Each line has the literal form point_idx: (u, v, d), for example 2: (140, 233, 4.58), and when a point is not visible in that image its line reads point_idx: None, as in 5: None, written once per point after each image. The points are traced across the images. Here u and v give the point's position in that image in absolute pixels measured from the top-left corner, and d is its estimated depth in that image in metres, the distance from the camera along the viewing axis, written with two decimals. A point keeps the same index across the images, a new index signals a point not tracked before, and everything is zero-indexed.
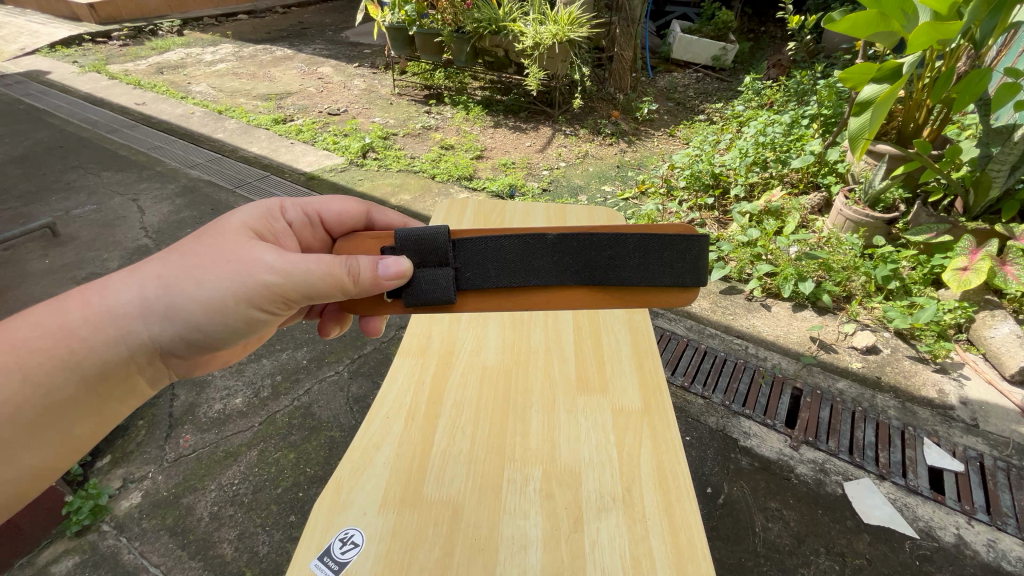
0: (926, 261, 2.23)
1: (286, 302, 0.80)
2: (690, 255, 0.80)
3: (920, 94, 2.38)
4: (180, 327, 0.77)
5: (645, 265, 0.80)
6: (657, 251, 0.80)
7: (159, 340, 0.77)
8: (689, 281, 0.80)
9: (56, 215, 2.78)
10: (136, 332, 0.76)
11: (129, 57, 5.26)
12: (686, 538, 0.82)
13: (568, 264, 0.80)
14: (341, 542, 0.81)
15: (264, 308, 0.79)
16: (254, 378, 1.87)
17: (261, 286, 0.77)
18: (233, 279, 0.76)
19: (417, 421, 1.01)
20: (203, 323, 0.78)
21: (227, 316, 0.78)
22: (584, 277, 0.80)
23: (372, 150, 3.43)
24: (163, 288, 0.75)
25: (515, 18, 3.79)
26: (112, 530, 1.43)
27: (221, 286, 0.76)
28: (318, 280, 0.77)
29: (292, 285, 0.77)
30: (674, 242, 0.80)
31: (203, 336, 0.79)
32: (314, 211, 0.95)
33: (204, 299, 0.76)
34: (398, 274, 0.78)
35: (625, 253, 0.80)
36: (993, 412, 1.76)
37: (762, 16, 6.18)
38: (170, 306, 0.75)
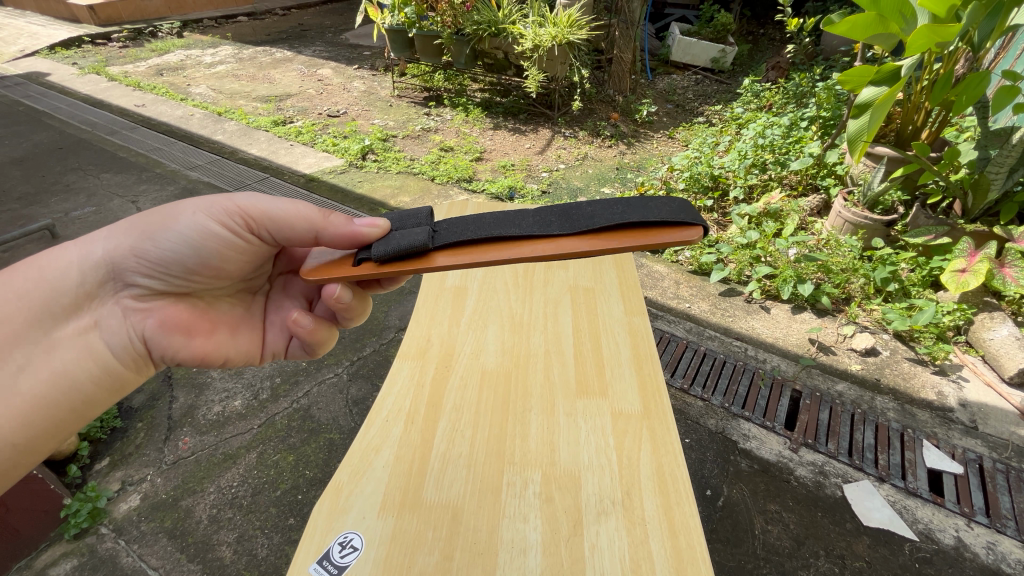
0: (925, 263, 2.24)
1: (243, 220, 0.89)
2: (674, 207, 0.70)
3: (918, 97, 2.40)
4: (134, 241, 0.86)
5: (627, 212, 0.71)
6: (641, 202, 0.72)
7: (112, 257, 0.86)
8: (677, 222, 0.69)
9: (56, 216, 2.78)
10: (90, 256, 0.85)
11: (130, 58, 5.26)
12: (685, 541, 0.82)
13: (551, 221, 0.74)
14: (341, 546, 0.81)
15: (222, 223, 0.89)
16: (254, 380, 1.87)
17: (225, 202, 0.89)
18: (204, 200, 0.89)
19: (417, 424, 1.01)
20: (157, 234, 0.86)
21: (187, 232, 0.87)
22: (564, 226, 0.73)
23: (372, 152, 3.44)
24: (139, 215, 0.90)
25: (514, 21, 3.79)
26: (111, 533, 1.43)
27: (191, 206, 0.89)
28: (282, 203, 0.89)
29: (255, 203, 0.89)
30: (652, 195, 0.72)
31: (157, 251, 0.86)
32: None
33: (169, 216, 0.87)
34: (372, 225, 0.84)
35: (608, 205, 0.73)
36: (992, 414, 1.76)
37: (762, 18, 6.20)
38: (138, 223, 0.87)
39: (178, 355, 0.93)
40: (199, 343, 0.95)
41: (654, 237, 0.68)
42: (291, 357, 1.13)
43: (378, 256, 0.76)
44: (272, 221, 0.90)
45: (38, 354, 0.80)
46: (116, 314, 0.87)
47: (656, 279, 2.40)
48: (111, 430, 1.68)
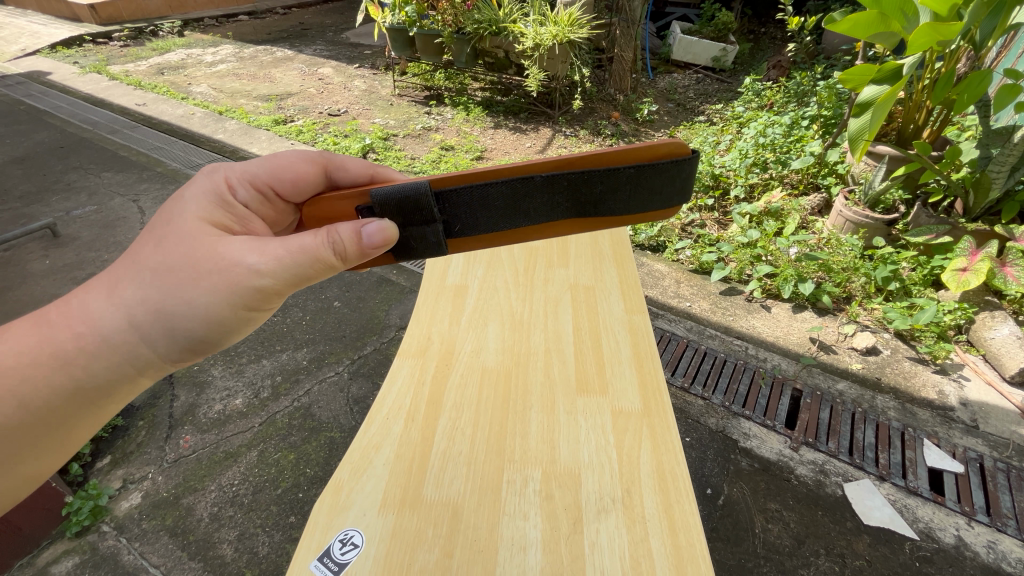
0: (926, 262, 2.23)
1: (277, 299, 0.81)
2: (677, 177, 0.76)
3: (920, 95, 2.38)
4: (186, 342, 0.77)
5: (632, 191, 0.75)
6: (649, 181, 0.75)
7: (163, 355, 0.77)
8: (676, 199, 0.78)
9: (57, 215, 2.79)
10: (140, 353, 0.75)
11: (131, 57, 5.28)
12: (685, 539, 0.82)
13: (560, 200, 0.76)
14: (341, 542, 0.81)
15: (263, 307, 0.80)
16: (255, 379, 1.88)
17: (254, 292, 0.76)
18: (231, 293, 0.76)
19: (417, 422, 1.01)
20: (208, 334, 0.78)
21: (228, 325, 0.79)
22: (574, 211, 0.78)
23: (372, 150, 3.44)
24: (159, 303, 0.74)
25: (515, 19, 3.79)
26: (113, 531, 1.43)
27: (220, 299, 0.76)
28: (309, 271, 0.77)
29: (283, 283, 0.78)
30: (665, 168, 0.74)
31: (208, 343, 0.80)
32: (265, 186, 0.88)
33: (202, 315, 0.76)
34: (384, 240, 0.75)
35: (615, 183, 0.74)
36: (993, 413, 1.76)
37: (762, 17, 6.20)
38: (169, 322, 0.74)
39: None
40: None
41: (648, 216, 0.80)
42: None
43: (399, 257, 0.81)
44: (301, 286, 0.81)
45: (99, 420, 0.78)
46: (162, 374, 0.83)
47: (657, 278, 2.40)
48: (112, 428, 1.69)
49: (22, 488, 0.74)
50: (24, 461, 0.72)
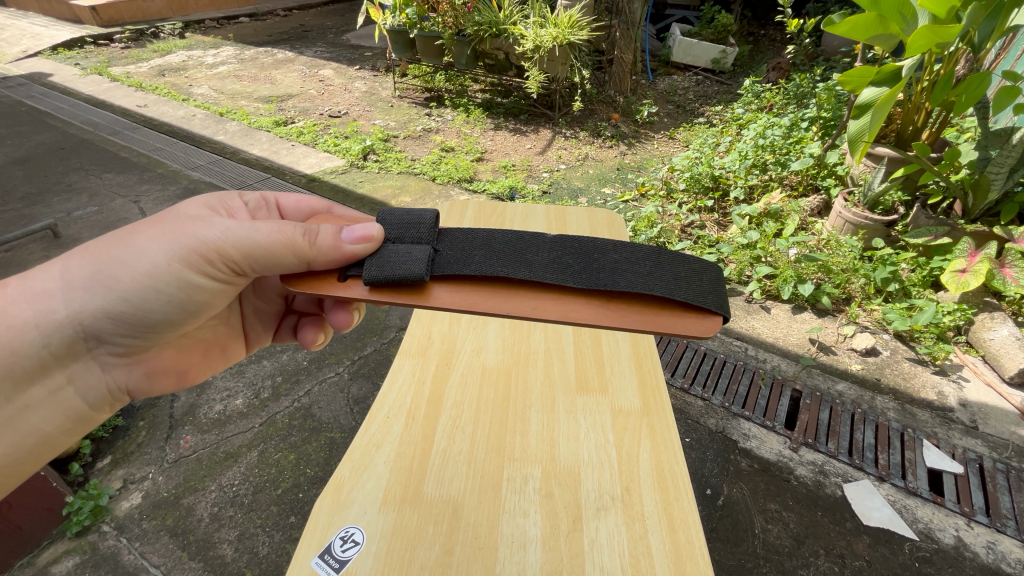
0: (926, 263, 2.24)
1: (221, 262, 0.84)
2: (704, 283, 0.74)
3: (918, 97, 2.40)
4: (104, 299, 0.83)
5: (656, 270, 0.73)
6: (669, 269, 0.74)
7: (80, 315, 0.83)
8: (712, 307, 0.71)
9: (58, 216, 2.79)
10: (54, 312, 0.82)
11: (132, 59, 5.28)
12: (685, 537, 0.82)
13: (566, 261, 0.75)
14: (342, 540, 0.82)
15: (200, 270, 0.84)
16: (255, 380, 1.88)
17: (200, 246, 0.82)
18: (171, 241, 0.82)
19: (417, 420, 1.02)
20: (134, 293, 0.83)
21: (159, 280, 0.83)
22: (583, 277, 0.73)
23: (372, 152, 3.44)
24: (87, 266, 0.83)
25: (515, 22, 3.80)
26: (113, 531, 1.43)
27: (159, 250, 0.82)
28: (271, 243, 0.78)
29: (231, 243, 0.81)
30: (689, 261, 0.76)
31: (133, 308, 0.85)
32: (271, 197, 1.04)
33: (126, 275, 0.82)
34: (363, 239, 0.78)
35: (634, 265, 0.74)
36: (993, 414, 1.77)
37: (762, 19, 6.21)
38: (97, 278, 0.83)
39: (168, 388, 1.05)
40: (185, 370, 1.06)
41: (672, 321, 0.69)
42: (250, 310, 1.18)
43: (367, 277, 0.73)
44: (248, 258, 0.82)
45: (8, 430, 0.81)
46: (91, 369, 0.91)
47: None
48: (113, 428, 1.69)
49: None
50: None
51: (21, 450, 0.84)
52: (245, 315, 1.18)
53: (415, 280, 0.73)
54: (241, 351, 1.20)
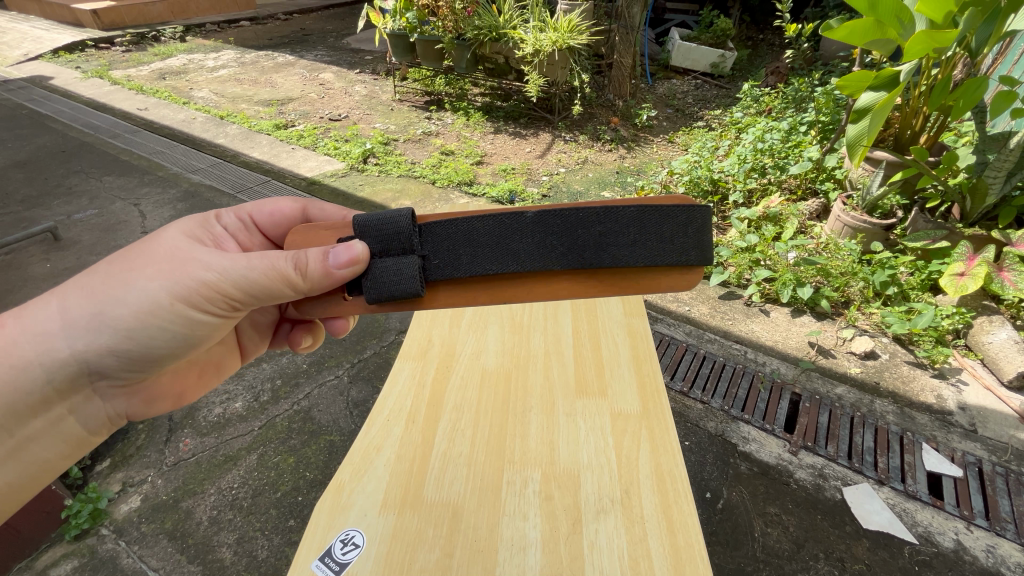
0: (924, 267, 2.25)
1: (222, 300, 0.85)
2: (688, 236, 0.74)
3: (916, 101, 2.42)
4: (107, 338, 0.84)
5: (640, 235, 0.73)
6: (654, 229, 0.74)
7: (82, 353, 0.84)
8: (694, 260, 0.74)
9: (58, 219, 2.79)
10: (57, 349, 0.83)
11: (133, 62, 5.30)
12: (683, 539, 0.83)
13: (552, 244, 0.73)
14: (342, 543, 0.82)
15: (201, 307, 0.85)
16: (254, 382, 1.88)
17: (199, 285, 0.83)
18: (169, 279, 0.82)
19: (418, 423, 1.02)
20: (137, 330, 0.84)
21: (160, 317, 0.84)
22: (572, 261, 0.73)
23: (373, 156, 3.46)
24: (87, 305, 0.83)
25: (515, 26, 3.82)
26: (112, 534, 1.43)
27: (158, 287, 0.82)
28: (268, 280, 0.79)
29: (229, 282, 0.82)
30: (675, 215, 0.74)
31: (135, 345, 0.86)
32: (246, 215, 1.02)
33: (127, 313, 0.83)
34: (351, 262, 0.75)
35: (619, 230, 0.73)
36: (991, 417, 1.77)
37: (761, 24, 6.24)
38: (99, 316, 0.83)
39: (165, 409, 1.06)
40: (181, 392, 1.07)
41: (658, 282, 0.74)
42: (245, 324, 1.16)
43: (370, 297, 0.76)
44: (247, 293, 0.83)
45: (12, 463, 0.84)
46: (92, 399, 0.92)
47: None
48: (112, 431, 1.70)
49: None
50: None
51: (22, 480, 0.87)
52: (241, 330, 1.16)
53: (411, 296, 0.74)
54: (238, 363, 1.19)
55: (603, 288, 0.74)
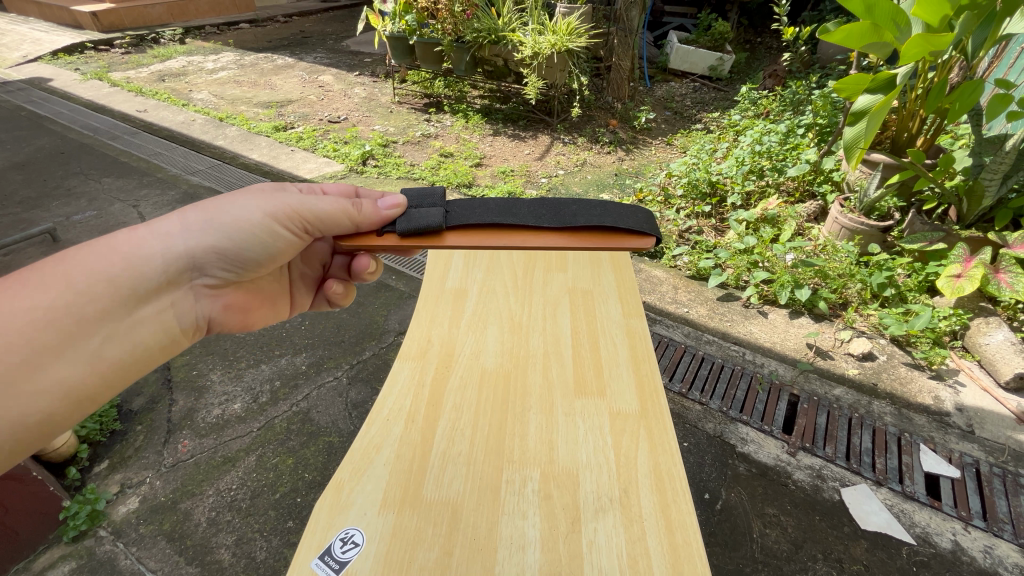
0: (921, 268, 2.26)
1: (302, 226, 0.91)
2: (641, 218, 0.86)
3: (912, 104, 2.44)
4: (219, 240, 0.86)
5: (603, 215, 0.85)
6: (614, 210, 0.87)
7: (195, 251, 0.84)
8: (647, 231, 0.84)
9: (57, 220, 2.79)
10: (175, 246, 0.83)
11: (132, 64, 5.31)
12: (681, 538, 0.83)
13: (542, 213, 0.87)
14: (341, 542, 0.82)
15: (283, 228, 0.90)
16: (254, 384, 1.88)
17: (288, 207, 0.89)
18: (265, 200, 0.89)
19: (417, 422, 1.02)
20: (239, 239, 0.88)
21: (255, 232, 0.88)
22: (554, 220, 0.85)
23: (372, 157, 3.47)
24: (198, 211, 0.86)
25: (514, 29, 3.83)
26: (110, 536, 1.43)
27: (255, 207, 0.88)
28: (333, 213, 0.89)
29: (308, 209, 0.89)
30: (626, 207, 0.88)
31: (239, 252, 0.88)
32: None
33: (235, 220, 0.87)
34: (395, 206, 0.90)
35: (590, 208, 0.87)
36: (988, 419, 1.77)
37: (758, 27, 6.27)
38: (209, 221, 0.85)
39: (241, 332, 1.01)
40: (256, 316, 1.04)
41: (623, 241, 0.83)
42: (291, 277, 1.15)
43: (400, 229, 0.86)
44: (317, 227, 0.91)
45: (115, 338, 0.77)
46: (191, 300, 0.87)
47: (656, 284, 2.41)
48: (110, 432, 1.69)
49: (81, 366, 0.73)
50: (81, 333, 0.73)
51: (117, 366, 0.77)
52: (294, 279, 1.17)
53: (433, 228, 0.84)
54: (286, 311, 1.15)
55: (578, 240, 0.83)
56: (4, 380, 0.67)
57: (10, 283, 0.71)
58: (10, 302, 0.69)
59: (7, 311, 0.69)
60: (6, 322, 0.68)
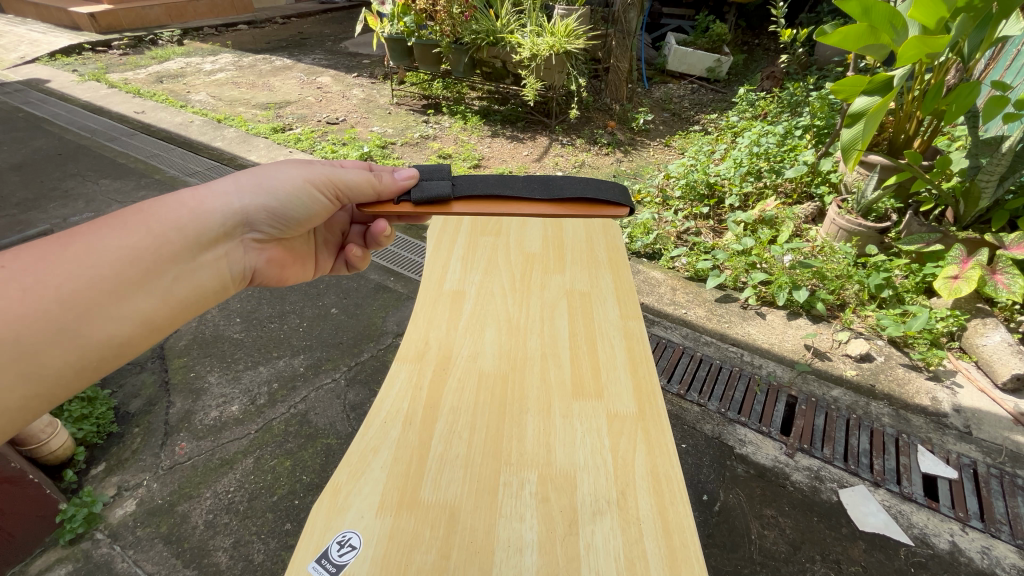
0: (918, 270, 2.26)
1: (334, 193, 1.02)
2: (616, 192, 1.00)
3: (909, 106, 2.44)
4: (267, 199, 0.96)
5: (585, 190, 0.99)
6: (595, 185, 1.00)
7: (247, 208, 0.94)
8: (622, 203, 0.98)
9: (54, 222, 2.78)
10: (229, 203, 0.92)
11: (129, 66, 5.30)
12: (679, 540, 0.83)
13: (534, 186, 1.00)
14: (339, 545, 0.82)
15: (320, 194, 1.01)
16: (251, 386, 1.88)
17: (326, 175, 1.00)
18: (305, 169, 0.99)
19: (414, 425, 1.02)
20: (283, 201, 0.97)
21: (299, 196, 0.98)
22: (544, 193, 0.98)
23: (370, 159, 3.47)
24: (249, 175, 0.95)
25: (512, 30, 3.84)
26: (106, 539, 1.42)
27: (295, 173, 0.98)
28: (360, 184, 1.01)
29: (342, 180, 1.00)
30: (604, 183, 1.00)
31: (283, 212, 0.98)
32: None
33: (282, 184, 0.97)
34: (410, 177, 1.03)
35: (575, 183, 1.00)
36: (985, 419, 1.78)
37: (756, 29, 6.28)
38: (260, 184, 0.95)
39: (276, 286, 1.08)
40: (288, 273, 1.11)
41: (601, 212, 0.96)
42: (319, 242, 1.24)
43: (415, 199, 0.99)
44: (347, 195, 1.02)
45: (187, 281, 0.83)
46: (243, 251, 0.94)
47: (653, 285, 2.41)
48: (107, 434, 1.69)
49: (157, 304, 0.78)
50: (151, 274, 0.78)
51: (186, 306, 0.83)
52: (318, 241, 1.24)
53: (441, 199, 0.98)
54: (310, 272, 1.21)
55: (562, 212, 0.97)
56: (93, 306, 0.72)
57: (95, 226, 0.77)
58: (96, 241, 0.75)
59: (95, 248, 0.75)
60: (95, 257, 0.74)
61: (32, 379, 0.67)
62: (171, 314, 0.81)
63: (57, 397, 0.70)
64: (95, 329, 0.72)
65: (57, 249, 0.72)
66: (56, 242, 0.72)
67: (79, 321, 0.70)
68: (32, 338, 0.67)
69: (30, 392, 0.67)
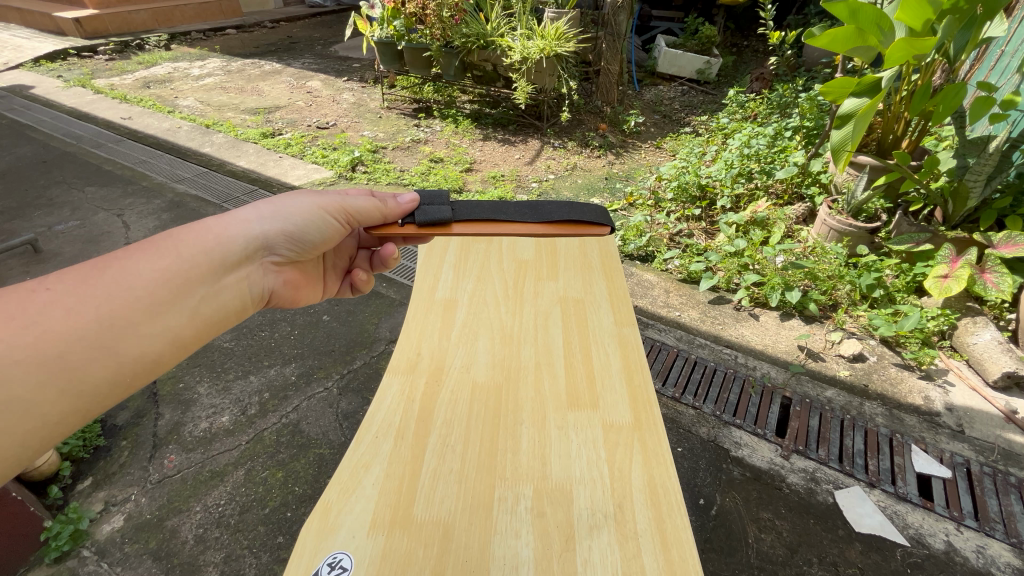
0: (909, 270, 2.28)
1: (346, 218, 1.02)
2: (595, 212, 1.08)
3: (897, 107, 2.46)
4: (286, 224, 0.96)
5: (569, 213, 1.05)
6: (576, 208, 1.07)
7: (267, 234, 0.93)
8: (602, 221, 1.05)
9: (38, 230, 2.73)
10: (251, 229, 0.92)
11: (116, 71, 5.24)
12: (677, 554, 0.82)
13: (524, 211, 1.06)
14: (330, 566, 0.79)
15: (334, 220, 1.01)
16: (242, 396, 1.84)
17: (337, 202, 1.00)
18: (318, 196, 0.99)
19: (407, 439, 1.01)
20: (299, 226, 0.97)
21: (315, 222, 0.98)
22: (534, 216, 1.04)
23: (361, 164, 3.43)
24: (267, 204, 0.95)
25: (502, 34, 3.83)
26: (93, 556, 1.39)
27: (309, 201, 0.98)
28: (369, 209, 1.03)
29: (353, 206, 1.02)
30: (584, 206, 1.08)
31: (302, 239, 0.98)
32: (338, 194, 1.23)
33: (298, 212, 0.97)
34: (411, 200, 1.07)
35: (560, 206, 1.07)
36: (977, 418, 1.79)
37: (745, 31, 6.32)
38: (278, 211, 0.95)
39: (292, 308, 1.06)
40: (305, 295, 1.09)
41: (584, 231, 1.04)
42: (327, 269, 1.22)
43: (419, 221, 1.02)
44: (357, 219, 1.03)
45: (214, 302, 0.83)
46: (263, 274, 0.93)
47: (647, 288, 2.41)
48: (94, 448, 1.65)
49: (186, 324, 0.79)
50: (180, 295, 0.79)
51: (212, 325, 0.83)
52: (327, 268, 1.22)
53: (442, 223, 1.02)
54: (319, 294, 1.18)
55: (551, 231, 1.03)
56: (127, 325, 0.72)
57: (131, 251, 0.79)
58: (131, 265, 0.77)
59: (130, 271, 0.76)
60: (129, 280, 0.75)
61: (71, 395, 0.67)
62: (199, 335, 0.81)
63: (89, 413, 0.70)
64: (127, 348, 0.72)
65: (96, 273, 0.74)
66: (94, 267, 0.74)
67: (112, 341, 0.71)
68: (72, 355, 0.67)
69: (68, 407, 0.67)
